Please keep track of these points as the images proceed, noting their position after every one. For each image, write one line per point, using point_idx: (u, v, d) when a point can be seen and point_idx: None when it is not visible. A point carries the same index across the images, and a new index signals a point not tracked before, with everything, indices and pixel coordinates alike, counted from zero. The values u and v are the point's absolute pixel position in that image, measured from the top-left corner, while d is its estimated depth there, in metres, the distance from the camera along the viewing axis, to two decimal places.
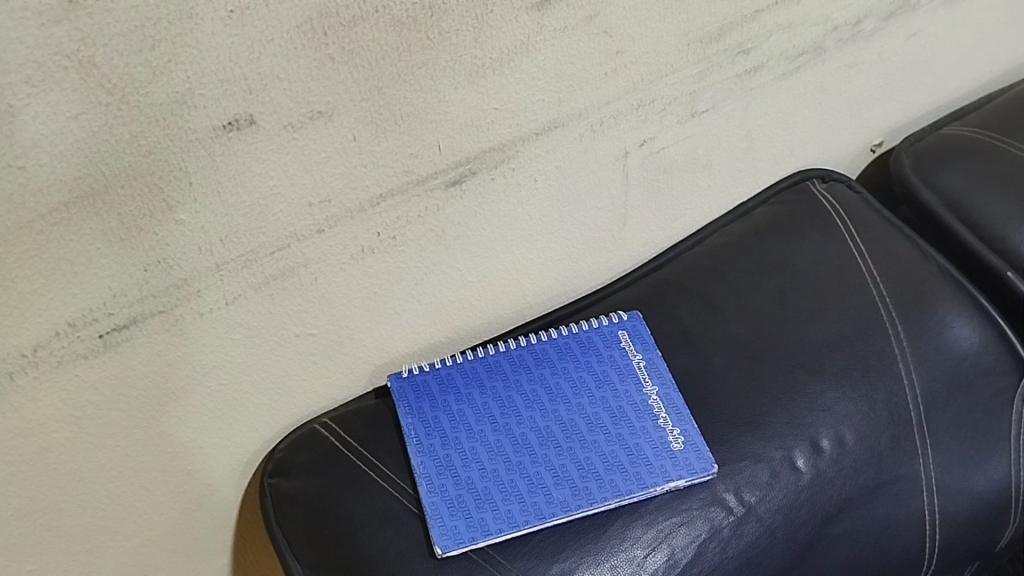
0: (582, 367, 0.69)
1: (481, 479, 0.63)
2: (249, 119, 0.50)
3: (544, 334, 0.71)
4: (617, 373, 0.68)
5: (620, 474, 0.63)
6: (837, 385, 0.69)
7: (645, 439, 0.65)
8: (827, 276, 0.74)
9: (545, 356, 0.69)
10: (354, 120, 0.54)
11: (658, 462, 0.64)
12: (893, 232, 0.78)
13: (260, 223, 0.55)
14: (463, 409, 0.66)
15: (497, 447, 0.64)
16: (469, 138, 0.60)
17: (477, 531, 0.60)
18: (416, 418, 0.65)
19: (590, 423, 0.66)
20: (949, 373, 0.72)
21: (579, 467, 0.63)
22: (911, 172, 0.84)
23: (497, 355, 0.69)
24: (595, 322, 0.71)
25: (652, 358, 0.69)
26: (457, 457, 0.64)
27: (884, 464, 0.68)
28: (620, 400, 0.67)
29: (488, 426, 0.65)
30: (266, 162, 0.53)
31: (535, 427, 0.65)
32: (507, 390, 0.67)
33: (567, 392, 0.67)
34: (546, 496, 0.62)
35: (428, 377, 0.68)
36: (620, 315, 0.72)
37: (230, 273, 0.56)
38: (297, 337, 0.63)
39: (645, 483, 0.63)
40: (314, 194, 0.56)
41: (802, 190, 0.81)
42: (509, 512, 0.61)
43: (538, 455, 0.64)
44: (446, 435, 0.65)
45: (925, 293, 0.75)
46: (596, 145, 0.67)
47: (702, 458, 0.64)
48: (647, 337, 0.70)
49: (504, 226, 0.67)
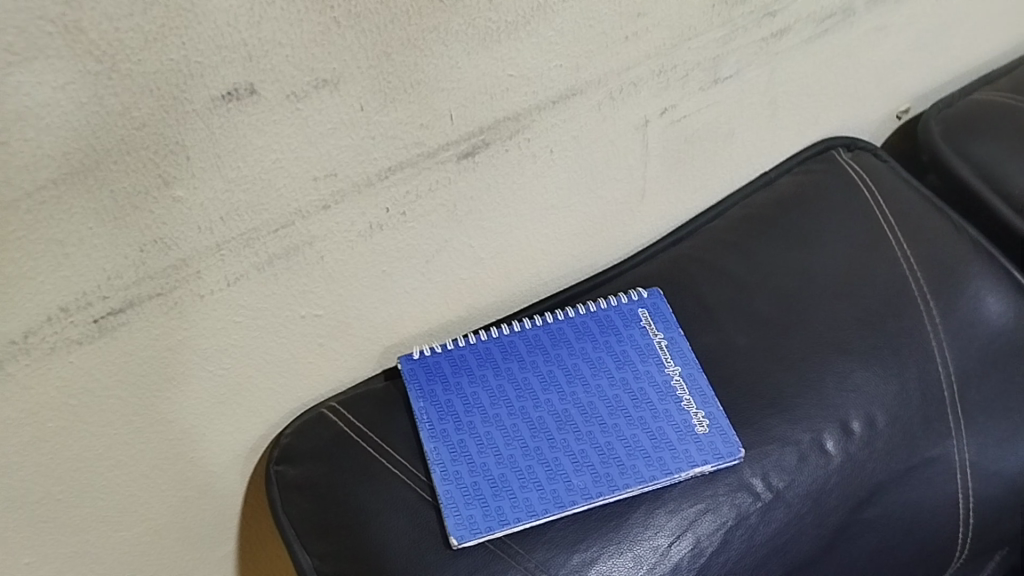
0: (601, 348, 0.66)
1: (497, 466, 0.60)
2: (249, 89, 0.47)
3: (561, 312, 0.68)
4: (637, 353, 0.65)
5: (642, 460, 0.60)
6: (867, 364, 0.66)
7: (668, 423, 0.62)
8: (855, 251, 0.71)
9: (561, 336, 0.66)
10: (361, 90, 0.51)
11: (683, 447, 0.61)
12: (923, 203, 0.75)
13: (262, 200, 0.52)
14: (477, 392, 0.63)
15: (513, 432, 0.62)
16: (481, 107, 0.56)
17: (494, 520, 0.58)
18: (428, 402, 0.63)
19: (610, 406, 0.63)
20: (983, 350, 0.69)
21: (600, 453, 0.61)
22: (940, 140, 0.80)
23: (511, 336, 0.66)
24: (614, 300, 0.68)
25: (674, 337, 0.66)
26: (472, 443, 0.61)
27: (916, 446, 0.65)
28: (641, 382, 0.64)
29: (503, 410, 0.63)
30: (268, 134, 0.49)
31: (552, 411, 0.63)
32: (522, 371, 0.64)
33: (586, 374, 0.64)
34: (565, 484, 0.59)
35: (440, 359, 0.65)
36: (639, 292, 0.69)
37: (232, 252, 0.53)
38: (303, 319, 0.60)
39: (669, 469, 0.60)
40: (319, 167, 0.53)
41: (827, 159, 0.77)
42: (527, 500, 0.59)
43: (556, 440, 0.61)
44: (460, 419, 0.62)
45: (957, 266, 0.71)
46: (614, 114, 0.63)
47: (728, 442, 0.61)
48: (668, 315, 0.67)
49: (518, 200, 0.64)
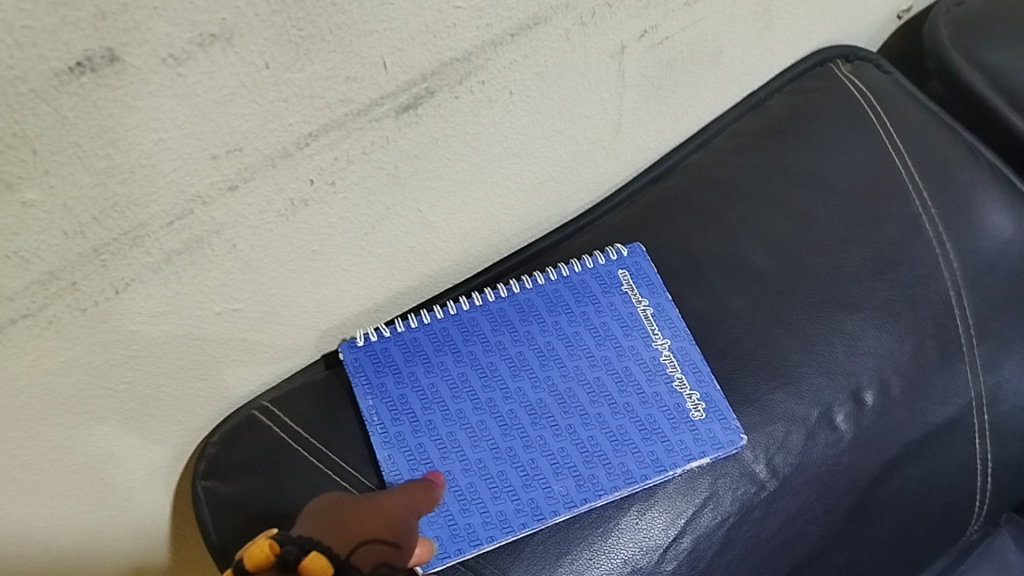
0: (578, 322, 0.57)
1: (463, 475, 0.52)
2: (109, 56, 0.34)
3: (528, 280, 0.58)
4: (620, 326, 0.57)
5: (632, 457, 0.52)
6: (878, 322, 0.57)
7: (659, 408, 0.54)
8: (859, 190, 0.62)
9: (531, 309, 0.57)
10: (264, 43, 0.38)
11: (677, 438, 0.53)
12: (935, 124, 0.65)
13: (146, 189, 0.40)
14: (435, 384, 0.55)
15: (480, 432, 0.53)
16: (423, 48, 0.44)
17: (464, 541, 0.50)
18: (378, 400, 0.54)
19: (591, 393, 0.55)
20: (1004, 293, 0.61)
21: (582, 451, 0.53)
22: (949, 44, 0.70)
23: (471, 312, 0.57)
24: (590, 261, 0.59)
25: (660, 305, 0.58)
26: (433, 448, 0.53)
27: (933, 411, 0.58)
28: (626, 360, 0.56)
29: (467, 405, 0.54)
30: (144, 110, 0.37)
31: (525, 402, 0.54)
32: (487, 355, 0.56)
33: (561, 354, 0.56)
34: (545, 491, 0.51)
35: (389, 346, 0.55)
36: (618, 248, 0.60)
37: (116, 256, 0.42)
38: (219, 316, 0.49)
39: (662, 466, 0.52)
40: (219, 143, 0.41)
41: (825, 75, 0.67)
42: (502, 514, 0.51)
43: (531, 439, 0.53)
44: (417, 419, 0.54)
45: (973, 198, 0.63)
46: (586, 42, 0.52)
47: (728, 429, 0.53)
48: (652, 277, 0.59)
49: (473, 152, 0.53)
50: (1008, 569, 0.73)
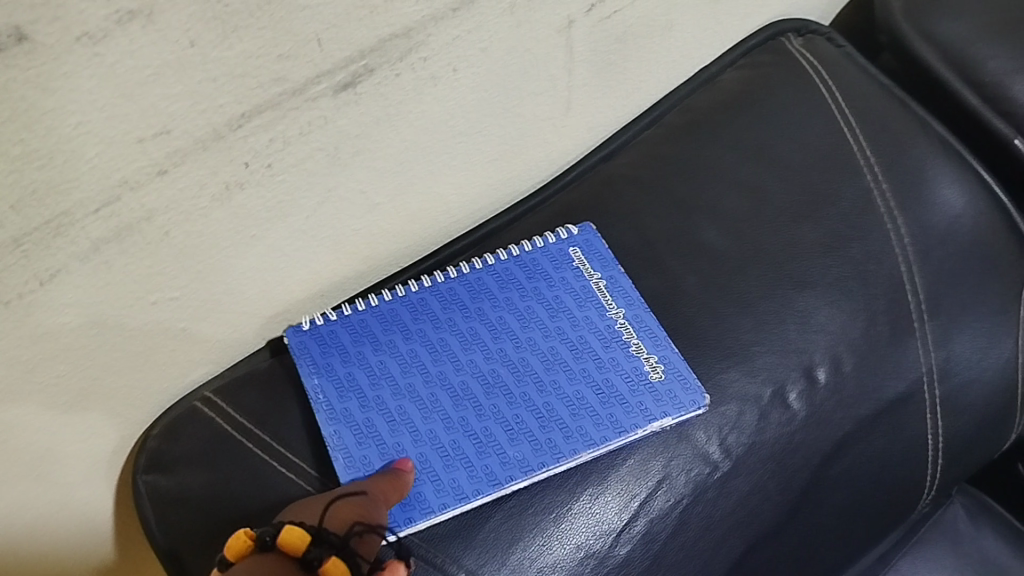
0: (529, 297, 0.56)
1: (413, 446, 0.50)
2: (16, 34, 0.32)
3: (478, 261, 0.58)
4: (573, 298, 0.56)
5: (590, 419, 0.51)
6: (830, 299, 0.57)
7: (616, 373, 0.53)
8: (811, 165, 0.62)
9: (481, 287, 0.57)
10: (186, 19, 0.36)
11: (636, 400, 0.52)
12: (885, 98, 0.65)
13: (67, 174, 0.38)
14: (384, 361, 0.53)
15: (431, 404, 0.52)
16: (360, 24, 0.43)
17: (416, 510, 0.48)
18: (324, 378, 0.52)
19: (545, 361, 0.54)
20: (954, 269, 0.61)
21: (538, 417, 0.52)
22: (901, 17, 0.69)
23: (420, 293, 0.56)
24: (540, 241, 0.58)
25: (613, 276, 0.57)
26: (382, 422, 0.51)
27: (884, 386, 0.58)
28: (580, 330, 0.55)
29: (418, 379, 0.53)
30: (59, 92, 0.35)
31: (477, 373, 0.53)
32: (436, 332, 0.55)
33: (513, 327, 0.55)
34: (499, 457, 0.50)
35: (336, 328, 0.54)
36: (569, 228, 0.59)
37: (38, 245, 0.39)
38: (155, 305, 0.47)
39: (622, 427, 0.51)
40: (145, 126, 0.39)
41: (776, 49, 0.67)
42: (454, 481, 0.49)
43: (484, 408, 0.52)
44: (365, 395, 0.52)
45: (922, 173, 0.63)
46: (532, 16, 0.50)
47: (689, 389, 0.53)
48: (604, 252, 0.58)
49: (418, 132, 0.51)
50: (959, 540, 0.74)
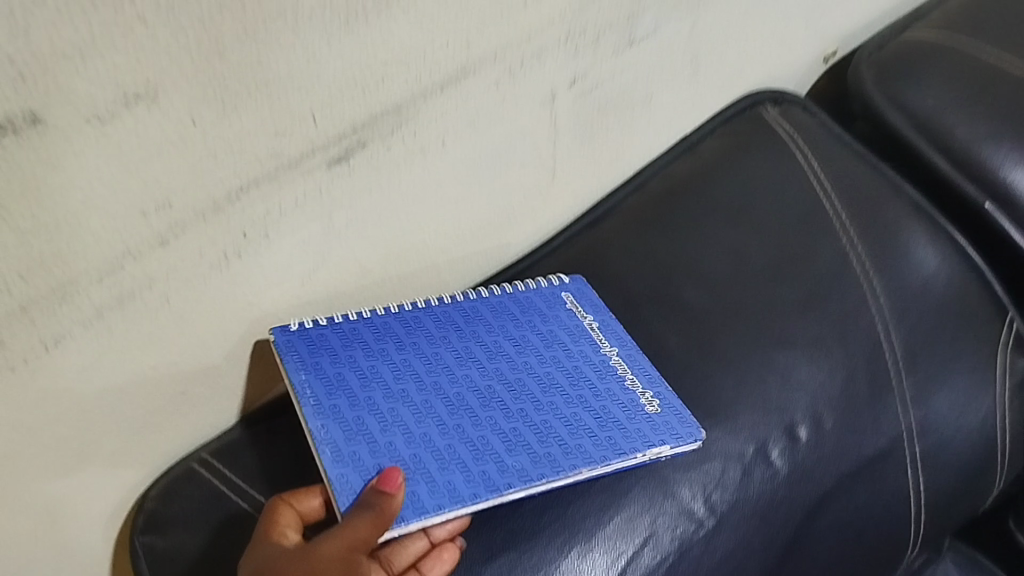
0: (524, 328, 0.56)
1: (407, 447, 0.47)
2: (31, 117, 0.35)
3: (473, 293, 0.58)
4: (567, 334, 0.56)
5: (589, 439, 0.50)
6: (809, 357, 0.59)
7: (613, 402, 0.53)
8: (788, 227, 0.64)
9: (476, 315, 0.56)
10: (188, 100, 0.39)
11: (634, 427, 0.51)
12: (859, 163, 0.68)
13: (73, 246, 0.40)
14: (376, 366, 0.50)
15: (426, 410, 0.49)
16: (352, 101, 0.45)
17: (407, 509, 0.44)
18: (311, 375, 0.49)
19: (542, 384, 0.53)
20: (929, 327, 0.63)
21: (537, 432, 0.49)
22: (873, 87, 0.73)
23: (413, 312, 0.55)
24: (533, 283, 0.59)
25: (606, 320, 0.58)
26: (372, 421, 0.47)
27: (864, 442, 0.59)
28: (576, 360, 0.55)
29: (411, 386, 0.50)
30: (68, 169, 0.37)
31: (473, 388, 0.51)
32: (431, 347, 0.53)
33: (509, 351, 0.54)
34: (497, 465, 0.47)
35: (325, 332, 0.51)
36: (560, 278, 0.61)
37: (44, 312, 0.41)
38: (155, 369, 0.49)
39: (622, 449, 0.50)
40: (149, 199, 0.41)
41: (752, 119, 0.70)
42: (450, 484, 0.45)
43: (481, 418, 0.49)
44: (355, 396, 0.48)
45: (896, 234, 0.65)
46: (517, 91, 0.53)
47: (685, 423, 0.53)
48: (596, 299, 0.60)
49: (409, 201, 0.54)
50: None
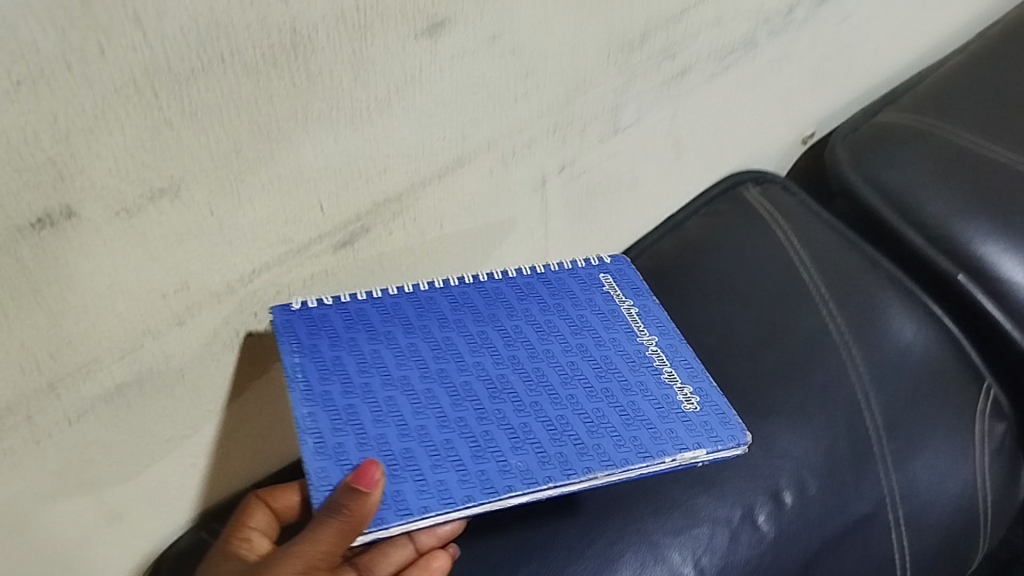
0: (552, 311, 0.51)
1: (399, 441, 0.43)
2: (67, 212, 0.38)
3: (499, 272, 0.53)
4: (600, 320, 0.52)
5: (610, 438, 0.45)
6: (793, 425, 0.62)
7: (644, 397, 0.48)
8: (771, 300, 0.68)
9: (498, 296, 0.52)
10: (208, 193, 0.43)
11: (666, 427, 0.46)
12: (836, 239, 0.72)
13: (99, 326, 0.44)
14: (379, 351, 0.47)
15: (427, 400, 0.45)
16: (356, 191, 0.49)
17: (389, 509, 0.40)
18: (306, 358, 0.45)
19: (564, 375, 0.48)
20: (909, 394, 0.65)
21: (550, 428, 0.45)
22: (849, 167, 0.77)
23: (430, 291, 0.51)
24: (569, 264, 0.55)
25: (646, 306, 0.54)
26: (366, 411, 0.44)
27: (847, 506, 0.61)
28: (606, 349, 0.50)
29: (414, 372, 0.46)
30: (97, 257, 0.41)
31: (483, 376, 0.47)
32: (442, 330, 0.49)
33: (530, 337, 0.50)
34: (499, 464, 0.43)
35: (329, 312, 0.48)
36: (601, 258, 0.56)
37: (70, 388, 0.45)
38: (170, 441, 0.52)
39: (647, 452, 0.45)
40: (169, 283, 0.45)
41: (735, 199, 0.74)
42: (441, 484, 0.41)
43: (487, 412, 0.45)
44: (350, 381, 0.45)
45: (874, 306, 0.68)
46: (509, 178, 0.57)
47: (728, 424, 0.47)
48: (637, 282, 0.55)
49: (408, 280, 0.57)
50: None
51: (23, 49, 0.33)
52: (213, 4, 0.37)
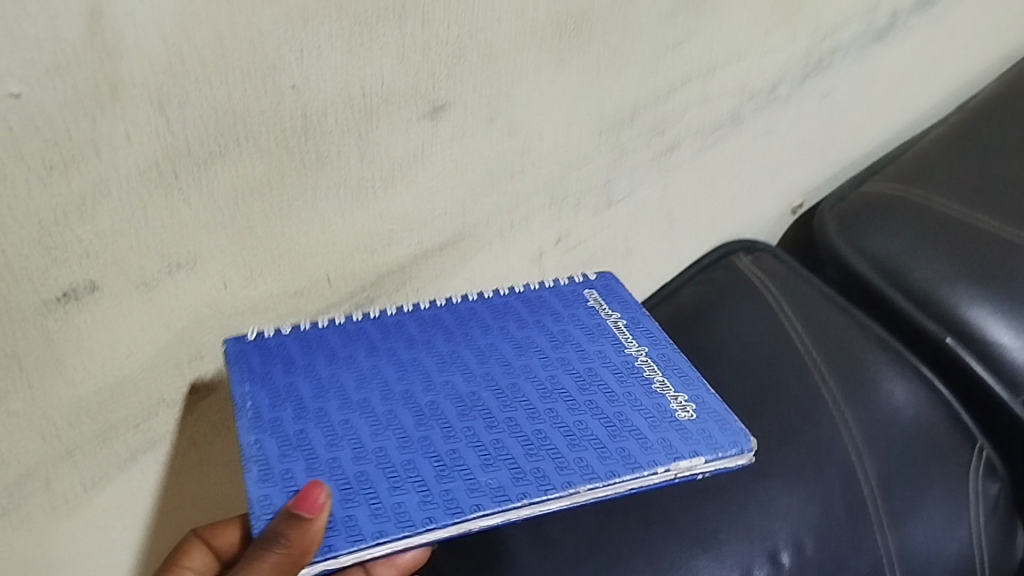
0: (530, 327, 0.49)
1: (353, 463, 0.39)
2: (90, 286, 0.41)
3: (474, 294, 0.51)
4: (584, 333, 0.49)
5: (594, 452, 0.41)
6: (789, 486, 0.63)
7: (633, 408, 0.44)
8: (765, 364, 0.70)
9: (472, 316, 0.49)
10: (222, 268, 0.45)
11: (657, 436, 0.43)
12: (827, 304, 0.74)
13: (116, 395, 0.46)
14: (337, 375, 0.44)
15: (387, 421, 0.42)
16: (362, 264, 0.52)
17: (339, 536, 0.36)
18: (258, 386, 0.42)
19: (542, 389, 0.45)
20: (902, 455, 0.67)
21: (525, 444, 0.41)
22: (837, 235, 0.80)
23: (398, 315, 0.48)
24: (551, 282, 0.52)
25: (636, 317, 0.50)
26: (319, 436, 0.40)
27: (844, 566, 0.62)
28: (590, 362, 0.47)
29: (375, 394, 0.43)
30: (117, 328, 0.43)
31: (451, 395, 0.44)
32: (409, 351, 0.46)
33: (506, 354, 0.47)
34: (466, 482, 0.39)
35: (287, 340, 0.45)
36: (586, 277, 0.54)
37: (87, 455, 0.46)
38: (180, 507, 0.54)
39: (636, 463, 0.41)
40: (183, 353, 0.47)
41: (727, 267, 0.77)
42: (399, 506, 0.37)
43: (455, 429, 0.42)
44: (304, 407, 0.42)
45: (865, 368, 0.70)
46: (507, 250, 0.60)
47: (727, 430, 0.44)
48: (626, 296, 0.52)
49: None
50: None
51: (56, 137, 0.36)
52: (230, 93, 0.40)
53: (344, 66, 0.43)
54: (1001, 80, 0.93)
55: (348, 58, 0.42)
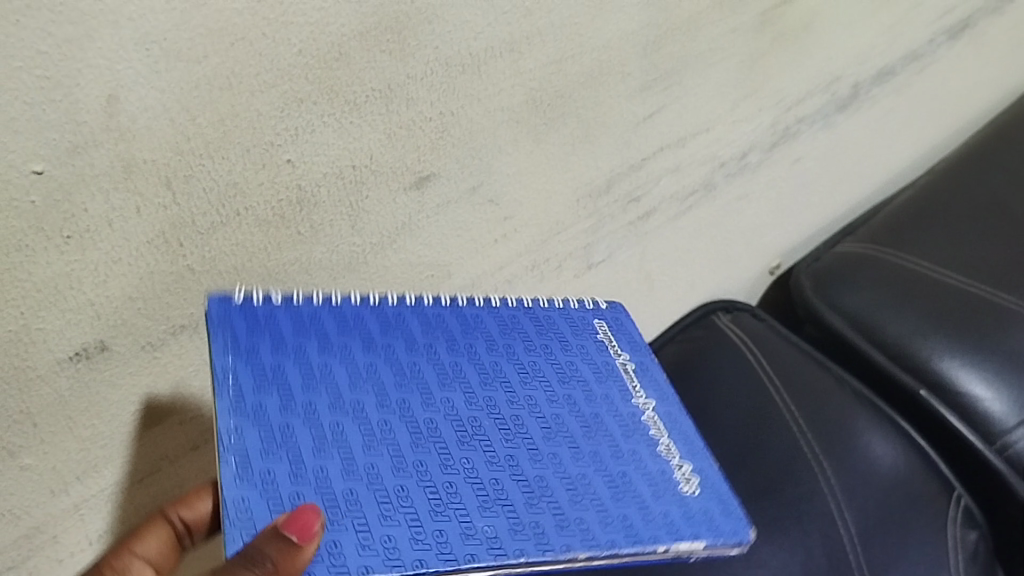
0: (537, 351, 0.49)
1: (342, 478, 0.39)
2: (99, 345, 0.44)
3: (481, 300, 0.50)
4: (592, 371, 0.49)
5: (595, 514, 0.42)
6: (770, 537, 0.66)
7: (637, 470, 0.46)
8: (746, 418, 0.72)
9: (478, 324, 0.48)
10: None
11: (659, 509, 0.44)
12: (806, 359, 0.77)
13: (122, 450, 0.49)
14: (330, 365, 0.43)
15: (382, 433, 0.41)
16: None
17: (321, 564, 0.36)
18: (241, 363, 0.41)
19: (547, 432, 0.45)
20: (880, 504, 0.69)
21: (528, 492, 0.41)
22: (813, 294, 0.83)
23: (398, 307, 0.47)
24: (562, 302, 0.53)
25: (644, 364, 0.52)
26: (305, 439, 0.39)
27: None
28: (597, 407, 0.48)
29: (370, 400, 0.42)
30: (124, 387, 0.46)
31: (452, 417, 0.43)
32: (409, 355, 0.45)
33: (512, 378, 0.47)
34: (461, 526, 0.39)
35: (277, 312, 0.44)
36: (598, 303, 0.54)
37: (92, 510, 0.49)
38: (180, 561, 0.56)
39: (638, 536, 0.42)
40: (185, 410, 0.50)
41: (707, 326, 0.80)
42: (389, 540, 0.37)
43: (453, 458, 0.41)
44: (291, 399, 0.41)
45: (843, 421, 0.73)
46: None
47: (730, 518, 0.45)
48: (635, 338, 0.53)
49: None
50: None
51: (73, 210, 0.39)
52: (232, 167, 0.43)
53: (336, 142, 0.47)
54: (968, 144, 0.97)
55: (339, 135, 0.47)
